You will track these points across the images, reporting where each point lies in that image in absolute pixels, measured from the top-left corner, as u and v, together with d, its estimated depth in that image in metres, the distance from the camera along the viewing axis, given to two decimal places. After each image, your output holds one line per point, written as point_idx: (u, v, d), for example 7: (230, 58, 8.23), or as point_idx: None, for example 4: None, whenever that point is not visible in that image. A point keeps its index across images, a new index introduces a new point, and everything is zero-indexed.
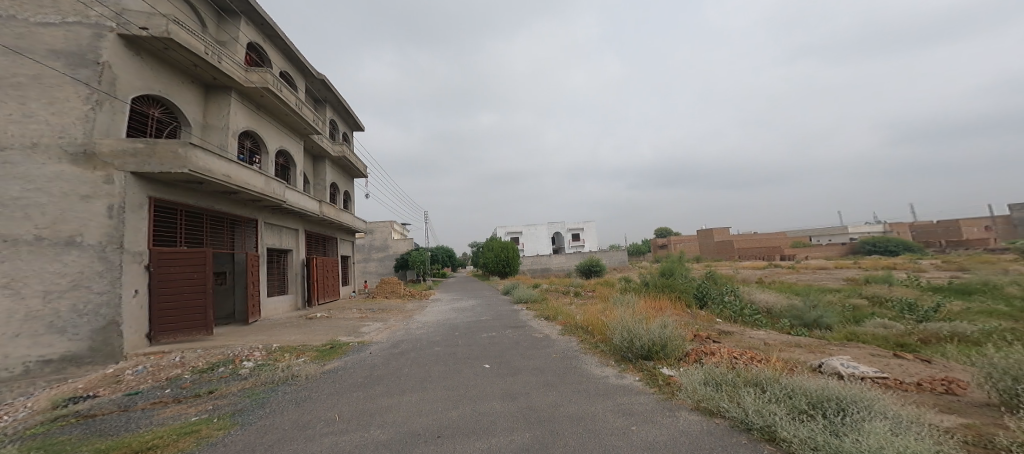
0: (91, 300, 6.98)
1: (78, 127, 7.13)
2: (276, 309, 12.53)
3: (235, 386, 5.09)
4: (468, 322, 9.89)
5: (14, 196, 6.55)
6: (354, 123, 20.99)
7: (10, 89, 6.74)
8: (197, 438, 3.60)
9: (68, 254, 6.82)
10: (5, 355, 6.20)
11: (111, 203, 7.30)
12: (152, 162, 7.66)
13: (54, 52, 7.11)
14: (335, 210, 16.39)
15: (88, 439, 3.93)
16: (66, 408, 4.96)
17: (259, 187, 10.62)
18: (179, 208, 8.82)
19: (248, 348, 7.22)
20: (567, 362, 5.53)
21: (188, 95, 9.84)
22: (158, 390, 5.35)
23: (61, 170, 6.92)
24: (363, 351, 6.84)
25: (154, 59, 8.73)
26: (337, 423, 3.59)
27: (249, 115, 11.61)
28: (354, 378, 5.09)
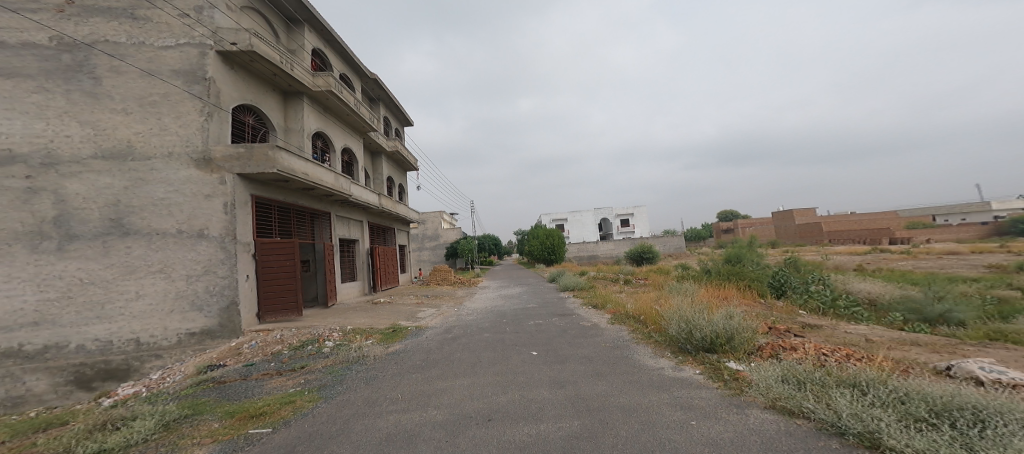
0: (219, 283, 8.23)
1: (199, 137, 8.40)
2: (348, 294, 13.80)
3: (320, 363, 5.71)
4: (515, 309, 10.04)
5: (160, 197, 8.11)
6: (404, 119, 21.96)
7: (149, 107, 8.28)
8: (293, 407, 4.13)
9: (198, 244, 8.19)
10: (165, 328, 7.86)
11: (225, 200, 8.43)
12: (252, 164, 8.67)
13: (175, 71, 8.47)
14: (393, 203, 17.42)
15: (220, 402, 4.72)
16: (206, 374, 6.02)
17: (332, 183, 11.54)
18: (272, 204, 9.96)
19: (329, 329, 8.06)
20: (616, 351, 5.34)
21: (271, 102, 10.98)
22: (266, 363, 6.22)
23: (190, 174, 8.28)
24: (420, 335, 7.27)
25: (244, 72, 9.83)
26: (400, 402, 3.86)
27: (319, 117, 12.65)
28: (414, 360, 5.43)
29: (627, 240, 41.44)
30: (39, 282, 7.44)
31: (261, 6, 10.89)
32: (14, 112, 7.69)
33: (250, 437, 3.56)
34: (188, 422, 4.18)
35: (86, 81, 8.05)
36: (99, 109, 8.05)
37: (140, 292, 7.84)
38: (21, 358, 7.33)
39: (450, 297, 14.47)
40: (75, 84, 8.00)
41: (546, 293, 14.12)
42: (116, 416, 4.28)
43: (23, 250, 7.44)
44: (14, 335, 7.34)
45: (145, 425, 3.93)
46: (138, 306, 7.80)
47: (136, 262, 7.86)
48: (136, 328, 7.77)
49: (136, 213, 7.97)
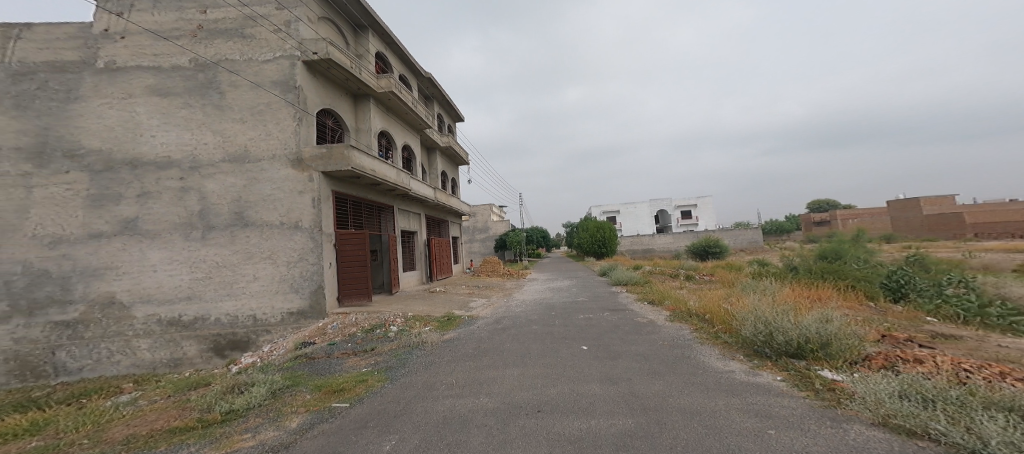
0: (311, 269, 9.20)
1: (293, 140, 9.43)
2: (408, 283, 14.54)
3: (386, 346, 6.14)
4: (565, 302, 9.89)
5: (268, 194, 9.30)
6: (456, 115, 22.38)
7: (257, 115, 9.48)
8: (366, 386, 4.50)
9: (295, 234, 9.24)
10: (273, 307, 9.08)
11: (313, 196, 9.35)
12: (331, 162, 9.44)
13: (274, 82, 9.57)
14: (446, 196, 17.89)
15: (312, 376, 5.31)
16: (301, 350, 6.81)
17: (394, 179, 12.12)
18: (347, 198, 10.76)
19: (394, 314, 8.62)
20: (676, 351, 4.99)
21: (345, 105, 11.83)
22: (344, 343, 6.85)
23: (287, 172, 9.36)
24: (473, 325, 7.47)
25: (323, 79, 10.71)
26: (455, 388, 4.02)
27: (384, 117, 13.41)
28: (467, 349, 5.60)
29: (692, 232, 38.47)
30: (191, 264, 9.06)
31: (335, 16, 11.75)
32: (170, 124, 9.34)
33: (332, 411, 3.97)
34: (289, 392, 4.79)
35: (214, 95, 9.50)
36: (224, 120, 9.45)
37: (256, 275, 9.13)
38: (180, 327, 8.96)
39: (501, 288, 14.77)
40: (207, 99, 9.50)
41: (602, 286, 13.72)
42: (238, 383, 5.01)
43: (180, 239, 9.09)
44: (175, 308, 8.98)
45: (257, 393, 4.57)
46: (255, 287, 9.11)
47: (253, 249, 9.18)
48: (253, 306, 9.08)
49: (253, 208, 9.27)
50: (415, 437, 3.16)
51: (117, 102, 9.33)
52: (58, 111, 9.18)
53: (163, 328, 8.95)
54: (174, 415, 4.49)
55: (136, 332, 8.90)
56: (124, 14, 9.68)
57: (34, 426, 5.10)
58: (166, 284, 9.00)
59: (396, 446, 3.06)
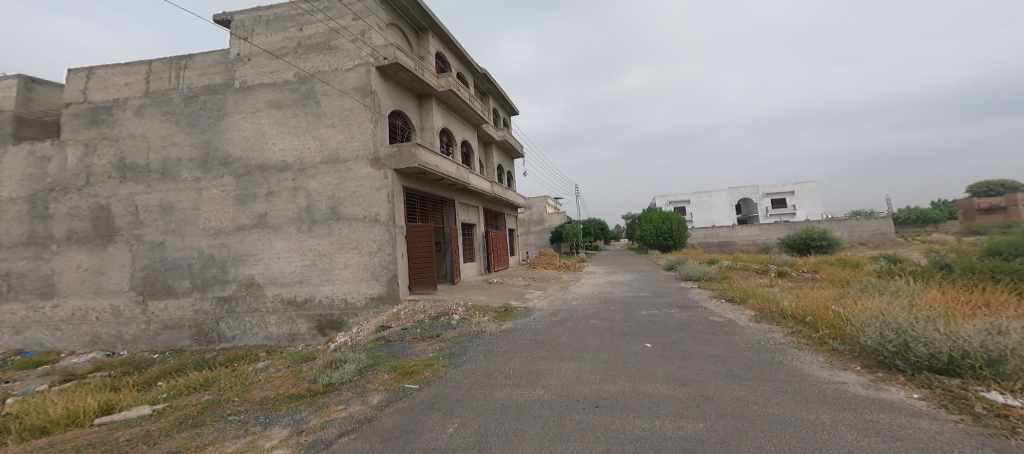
0: (387, 259, 9.93)
1: (371, 141, 10.20)
2: (469, 273, 14.98)
3: (450, 333, 6.44)
4: (626, 297, 9.55)
5: (354, 191, 10.20)
6: (511, 109, 22.34)
7: (343, 119, 10.42)
8: (432, 370, 4.79)
9: (374, 227, 10.03)
10: (359, 293, 10.00)
11: (388, 191, 10.04)
12: (401, 160, 10.00)
13: (355, 89, 10.42)
14: (503, 189, 18.04)
15: (386, 357, 5.76)
16: (381, 333, 7.41)
17: (455, 174, 12.52)
18: (414, 193, 11.35)
19: (457, 303, 8.99)
20: (765, 355, 4.57)
21: (411, 106, 12.44)
22: (414, 329, 7.30)
23: (367, 171, 10.18)
24: (529, 316, 7.54)
25: (393, 82, 11.36)
26: (512, 377, 4.11)
27: (446, 115, 13.89)
28: (523, 340, 5.67)
29: (787, 223, 34.38)
30: (302, 252, 10.38)
31: (400, 22, 12.37)
32: (285, 133, 10.70)
33: (404, 391, 4.29)
34: (372, 371, 5.28)
35: (312, 105, 10.64)
36: (321, 126, 10.53)
37: (346, 264, 10.13)
38: (295, 306, 10.38)
39: (555, 280, 14.68)
40: (306, 108, 10.68)
41: (667, 282, 12.94)
42: (334, 359, 5.72)
43: (294, 230, 10.44)
44: (291, 289, 10.43)
45: (347, 370, 5.13)
46: (345, 274, 10.13)
47: (343, 240, 10.19)
48: (345, 291, 10.11)
49: (342, 204, 10.26)
50: (475, 422, 3.30)
51: (249, 116, 10.96)
52: (214, 128, 11.14)
53: (284, 306, 10.44)
54: (288, 383, 5.20)
55: (268, 309, 10.55)
56: (249, 39, 11.26)
57: (195, 384, 6.26)
58: (287, 269, 10.46)
59: (458, 429, 3.23)
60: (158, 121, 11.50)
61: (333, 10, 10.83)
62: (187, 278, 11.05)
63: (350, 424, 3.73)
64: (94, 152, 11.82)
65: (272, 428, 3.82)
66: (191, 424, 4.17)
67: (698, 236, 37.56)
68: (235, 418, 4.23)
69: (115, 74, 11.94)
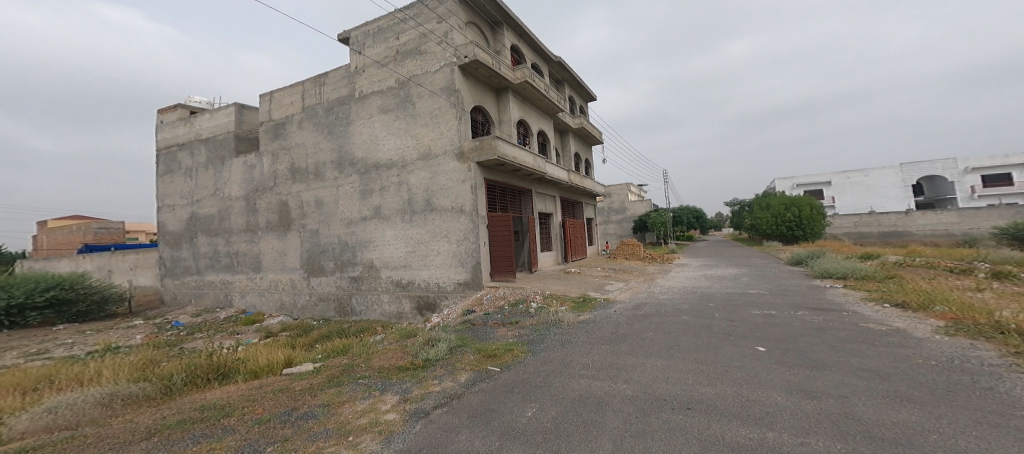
0: (471, 247, 10.41)
1: (455, 137, 10.70)
2: (546, 263, 15.03)
3: (528, 321, 6.57)
4: (727, 293, 8.74)
5: (444, 184, 10.85)
6: (586, 95, 21.59)
7: (433, 118, 11.08)
8: (512, 355, 4.95)
9: (461, 217, 10.58)
10: (449, 279, 10.69)
11: (472, 184, 10.46)
12: (482, 153, 10.32)
13: (442, 88, 10.98)
14: (582, 178, 17.66)
15: (469, 340, 6.07)
16: (468, 316, 7.85)
17: (532, 164, 12.58)
18: (494, 184, 11.66)
19: (535, 291, 9.13)
20: (949, 375, 3.69)
21: (490, 100, 12.70)
22: (495, 314, 7.58)
23: (454, 165, 10.72)
24: (609, 308, 7.35)
25: (473, 79, 11.70)
26: (590, 369, 4.08)
27: (522, 106, 13.97)
28: (604, 332, 5.57)
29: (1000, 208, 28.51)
30: (406, 239, 11.42)
31: (477, 19, 12.62)
32: (391, 134, 11.77)
33: (486, 373, 4.52)
34: (462, 351, 5.66)
35: (410, 107, 11.51)
36: (417, 125, 11.36)
37: (438, 252, 10.88)
38: (401, 287, 11.54)
39: (637, 272, 13.97)
40: (404, 110, 11.60)
41: (789, 279, 11.33)
42: (431, 337, 6.26)
43: (399, 220, 11.53)
44: (399, 272, 11.60)
45: (441, 348, 5.58)
46: (437, 261, 10.90)
47: (435, 229, 10.96)
48: (439, 277, 10.88)
49: (434, 196, 11.00)
50: (553, 409, 3.36)
51: (365, 121, 12.30)
52: (344, 134, 12.75)
53: (393, 288, 11.68)
54: (398, 356, 5.80)
55: (382, 289, 11.95)
56: (362, 53, 12.63)
57: (337, 348, 7.38)
58: (396, 255, 11.62)
59: (536, 414, 3.33)
60: (310, 133, 13.51)
61: (421, 16, 11.53)
62: (332, 259, 13.01)
63: (442, 398, 4.07)
64: (272, 161, 14.48)
65: (387, 394, 4.34)
66: (333, 383, 4.93)
67: (847, 224, 33.14)
68: (361, 382, 4.88)
69: (284, 94, 14.23)
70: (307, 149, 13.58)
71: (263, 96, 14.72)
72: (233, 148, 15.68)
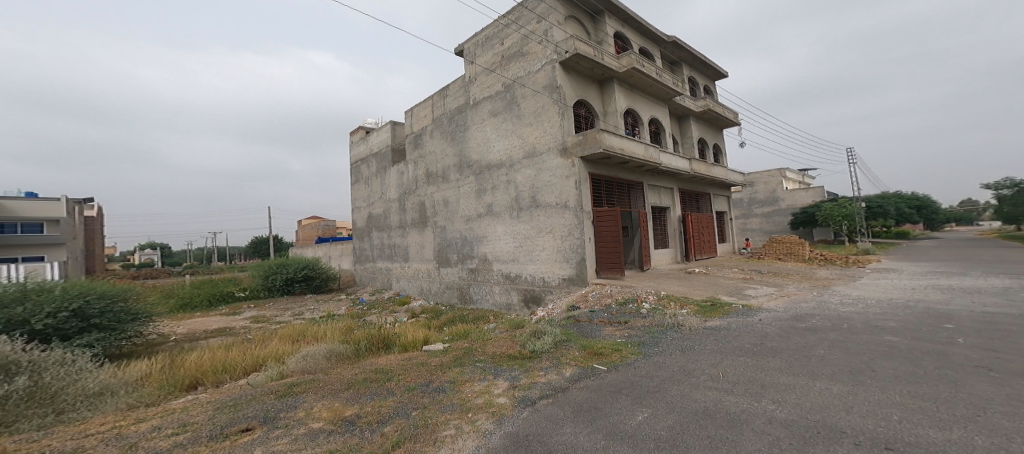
0: (577, 243, 10.23)
1: (559, 133, 10.61)
2: (661, 260, 14.10)
3: (639, 321, 6.29)
4: (953, 311, 6.69)
5: (548, 180, 10.90)
6: (714, 72, 19.37)
7: (537, 117, 11.20)
8: (623, 355, 4.78)
9: (564, 213, 10.50)
10: (554, 273, 10.75)
11: (577, 179, 10.28)
12: (588, 147, 10.11)
13: (544, 86, 11.02)
14: (707, 166, 16.01)
15: (575, 336, 6.00)
16: (574, 311, 7.83)
17: (644, 155, 11.84)
18: (601, 178, 11.35)
19: (646, 291, 8.59)
20: None
21: (594, 93, 12.31)
22: (603, 312, 7.42)
23: (558, 161, 10.68)
24: (748, 316, 6.59)
25: (575, 73, 11.46)
26: (721, 381, 3.70)
27: (629, 95, 13.23)
28: (744, 342, 4.99)
29: None
30: (513, 234, 11.87)
31: (576, 12, 12.34)
32: (501, 135, 12.28)
33: (593, 371, 4.43)
34: (567, 345, 5.64)
35: (515, 108, 11.84)
36: (522, 125, 11.62)
37: (544, 246, 11.00)
38: (510, 280, 12.05)
39: (795, 276, 12.04)
40: (511, 112, 11.99)
41: None
42: (538, 329, 6.37)
43: (508, 216, 12.02)
44: (507, 265, 12.11)
45: (547, 341, 5.65)
46: (543, 256, 11.05)
47: (541, 225, 11.10)
48: (544, 271, 11.02)
49: (539, 193, 11.13)
50: (669, 417, 3.13)
51: (478, 125, 13.11)
52: (463, 139, 13.77)
53: (504, 280, 12.25)
54: (508, 344, 6.06)
55: (494, 281, 12.63)
56: (474, 62, 13.45)
57: (460, 332, 8.04)
58: (503, 249, 12.22)
59: (648, 420, 3.13)
60: (438, 140, 15.01)
61: (523, 17, 11.73)
62: (456, 252, 14.28)
63: (549, 390, 4.13)
64: (414, 169, 16.58)
65: (499, 379, 4.60)
66: (458, 363, 5.39)
67: None
68: (479, 365, 5.22)
69: (422, 108, 16.14)
70: (438, 156, 15.09)
71: (406, 114, 17.05)
72: (390, 159, 18.27)
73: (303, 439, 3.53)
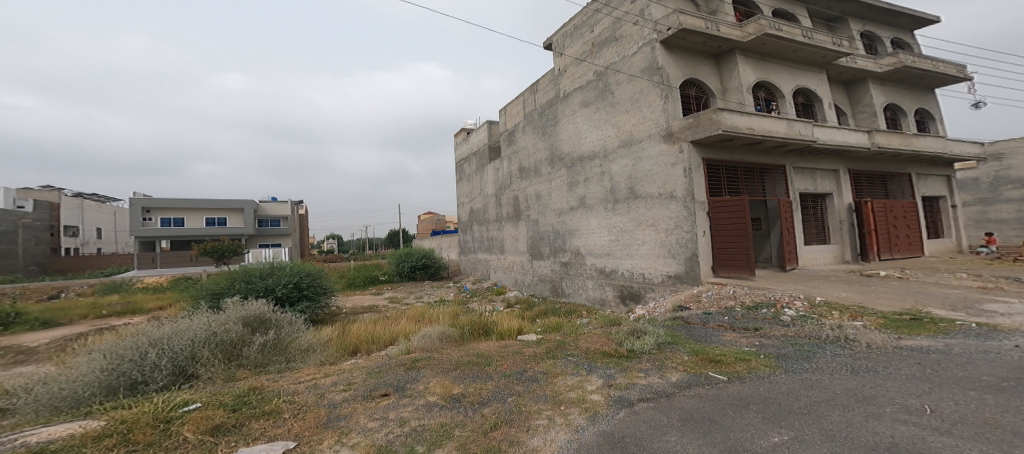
0: (686, 237, 9.15)
1: (662, 118, 9.64)
2: (815, 259, 11.60)
3: (777, 330, 5.57)
4: None
5: (649, 169, 10.00)
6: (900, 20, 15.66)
7: (635, 103, 10.46)
8: (750, 366, 4.24)
9: (671, 205, 9.49)
10: (656, 268, 9.93)
11: (685, 166, 9.13)
12: (699, 129, 8.78)
13: (641, 70, 10.26)
14: (899, 137, 12.66)
15: (690, 339, 5.53)
16: (679, 312, 7.22)
17: (785, 132, 9.72)
18: (720, 164, 9.86)
19: (791, 296, 7.33)
20: None
21: (707, 69, 10.84)
22: (721, 315, 6.75)
23: (662, 147, 9.69)
24: (978, 339, 4.98)
25: (681, 50, 10.28)
26: (922, 416, 2.97)
27: (762, 66, 11.14)
28: (953, 372, 3.86)
29: None
30: (608, 227, 11.43)
31: None
32: (593, 126, 11.89)
33: (709, 379, 4.00)
34: (671, 348, 5.22)
35: (610, 96, 11.29)
36: (617, 113, 11.03)
37: (645, 240, 10.20)
38: (604, 275, 11.67)
39: None
40: (604, 101, 11.47)
41: None
42: (637, 328, 5.98)
43: (602, 209, 11.61)
44: (602, 260, 11.74)
45: (648, 341, 5.29)
46: (643, 250, 10.31)
47: (641, 217, 10.31)
48: (643, 266, 10.30)
49: (640, 183, 10.37)
50: (820, 446, 2.65)
51: (569, 118, 12.86)
52: (554, 133, 13.68)
53: (598, 275, 11.93)
54: (602, 341, 5.82)
55: (587, 275, 12.39)
56: (563, 54, 13.24)
57: (553, 325, 7.98)
58: (597, 242, 11.87)
59: (787, 443, 2.70)
60: (531, 135, 15.10)
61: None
62: (548, 245, 14.34)
63: (649, 393, 3.87)
64: (508, 165, 16.98)
65: (592, 375, 4.44)
66: (550, 355, 5.35)
67: None
68: (571, 359, 5.13)
69: (513, 105, 16.46)
70: (530, 151, 15.20)
71: (500, 112, 17.56)
72: (487, 156, 18.99)
73: (422, 409, 3.87)
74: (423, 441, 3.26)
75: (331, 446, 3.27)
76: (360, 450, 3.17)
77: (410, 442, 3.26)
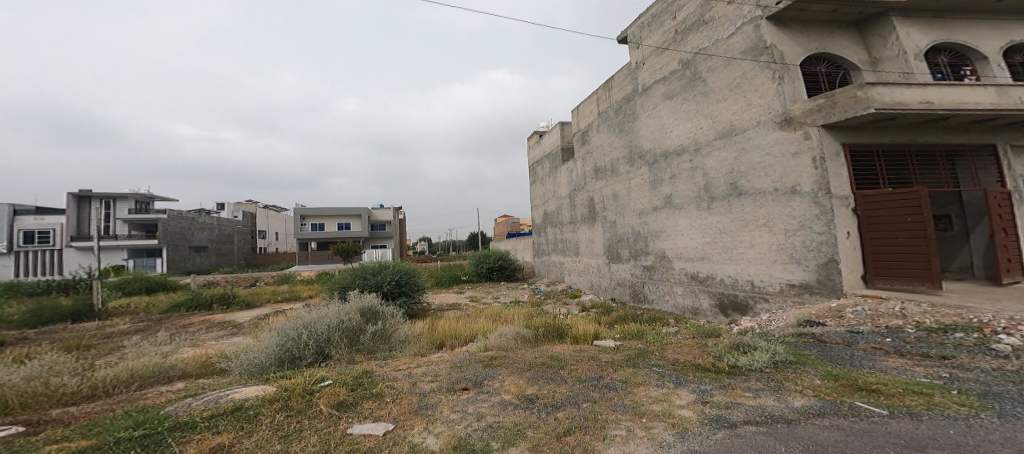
0: (815, 239, 7.86)
1: (777, 101, 8.38)
2: None
3: (978, 361, 4.50)
4: None
5: (757, 162, 8.84)
6: None
7: (734, 89, 9.35)
8: (928, 402, 3.41)
9: (793, 200, 8.20)
10: (771, 275, 8.70)
11: (813, 155, 7.85)
12: (837, 111, 7.60)
13: (741, 52, 9.16)
14: None
15: (826, 360, 4.73)
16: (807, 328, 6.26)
17: (990, 102, 7.62)
18: (876, 149, 8.18)
19: (1005, 318, 5.77)
20: None
21: (844, 39, 9.19)
22: (878, 337, 5.67)
23: (776, 135, 8.46)
24: None
25: (799, 24, 8.93)
26: None
27: (936, 25, 9.02)
28: None
29: None
30: (702, 228, 10.40)
31: None
32: (680, 118, 10.95)
33: (863, 411, 3.31)
34: (793, 368, 4.48)
35: (700, 84, 10.27)
36: (711, 102, 9.96)
37: (753, 242, 9.03)
38: (698, 280, 10.66)
39: None
40: (693, 90, 10.48)
41: None
42: (744, 342, 5.25)
43: (694, 208, 10.62)
44: (695, 264, 10.74)
45: (760, 358, 4.63)
46: (751, 254, 9.10)
47: (747, 217, 9.12)
48: (751, 272, 9.13)
49: (744, 177, 9.15)
50: None
51: (652, 111, 12.01)
52: (633, 129, 12.95)
53: (689, 280, 10.98)
54: (695, 352, 5.27)
55: (676, 280, 11.49)
56: (641, 46, 12.47)
57: (633, 331, 7.46)
58: (689, 244, 10.88)
59: None
60: (608, 132, 14.45)
61: None
62: (628, 247, 13.67)
63: (761, 416, 3.33)
64: (583, 165, 16.52)
65: (682, 389, 3.99)
66: (631, 363, 4.96)
67: None
68: (655, 369, 4.69)
69: (587, 104, 15.97)
70: (607, 149, 14.59)
71: (574, 112, 17.17)
72: (560, 158, 18.70)
73: (498, 406, 3.81)
74: (498, 438, 3.19)
75: (420, 432, 3.35)
76: (443, 440, 3.20)
77: (485, 437, 3.22)
